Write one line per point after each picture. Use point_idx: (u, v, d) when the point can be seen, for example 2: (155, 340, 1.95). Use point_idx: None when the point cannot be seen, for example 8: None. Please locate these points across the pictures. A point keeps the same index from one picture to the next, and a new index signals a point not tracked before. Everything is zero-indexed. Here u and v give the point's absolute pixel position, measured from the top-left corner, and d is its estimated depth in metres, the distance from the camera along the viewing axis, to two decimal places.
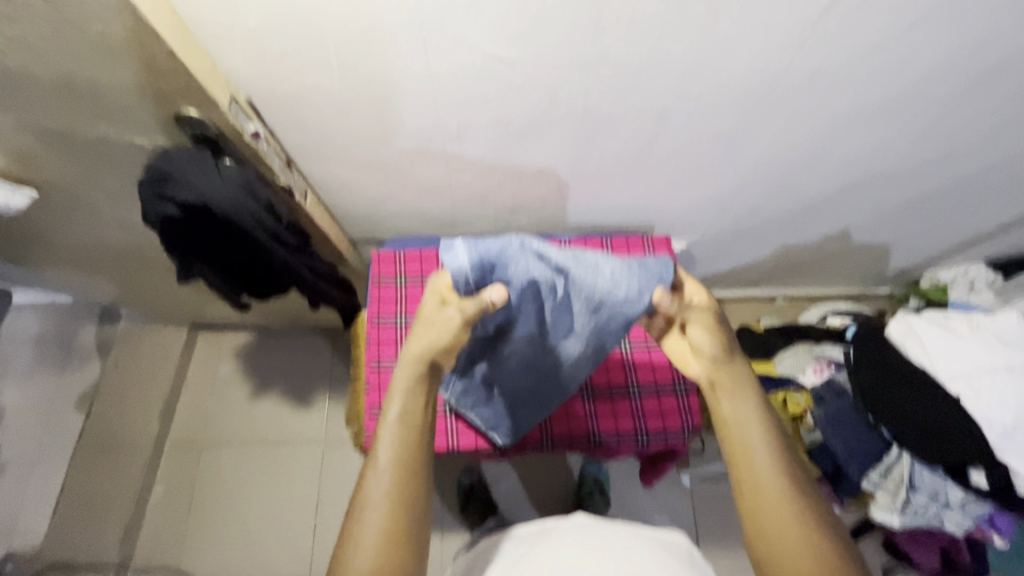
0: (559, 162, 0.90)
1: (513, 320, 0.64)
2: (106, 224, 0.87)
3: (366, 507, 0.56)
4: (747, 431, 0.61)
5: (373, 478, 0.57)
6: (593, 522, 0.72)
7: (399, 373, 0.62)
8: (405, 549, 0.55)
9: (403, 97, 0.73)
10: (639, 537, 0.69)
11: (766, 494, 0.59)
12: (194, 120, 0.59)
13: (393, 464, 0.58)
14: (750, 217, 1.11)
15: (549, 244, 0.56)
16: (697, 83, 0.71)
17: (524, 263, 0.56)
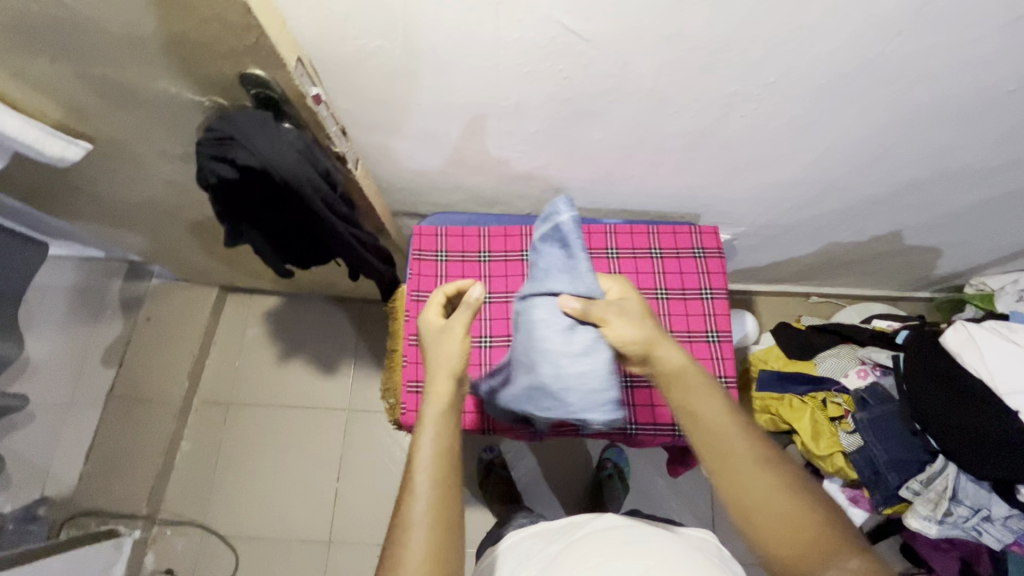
0: (615, 143, 0.86)
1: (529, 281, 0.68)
2: (154, 181, 0.86)
3: (412, 493, 0.57)
4: (708, 414, 0.61)
5: (411, 504, 0.56)
6: (626, 522, 0.72)
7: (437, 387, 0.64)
8: (450, 549, 0.55)
9: (465, 66, 0.70)
10: (671, 539, 0.67)
11: (744, 471, 0.58)
12: (259, 81, 0.57)
13: (432, 458, 0.59)
14: (803, 211, 1.07)
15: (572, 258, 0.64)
16: (776, 68, 0.67)
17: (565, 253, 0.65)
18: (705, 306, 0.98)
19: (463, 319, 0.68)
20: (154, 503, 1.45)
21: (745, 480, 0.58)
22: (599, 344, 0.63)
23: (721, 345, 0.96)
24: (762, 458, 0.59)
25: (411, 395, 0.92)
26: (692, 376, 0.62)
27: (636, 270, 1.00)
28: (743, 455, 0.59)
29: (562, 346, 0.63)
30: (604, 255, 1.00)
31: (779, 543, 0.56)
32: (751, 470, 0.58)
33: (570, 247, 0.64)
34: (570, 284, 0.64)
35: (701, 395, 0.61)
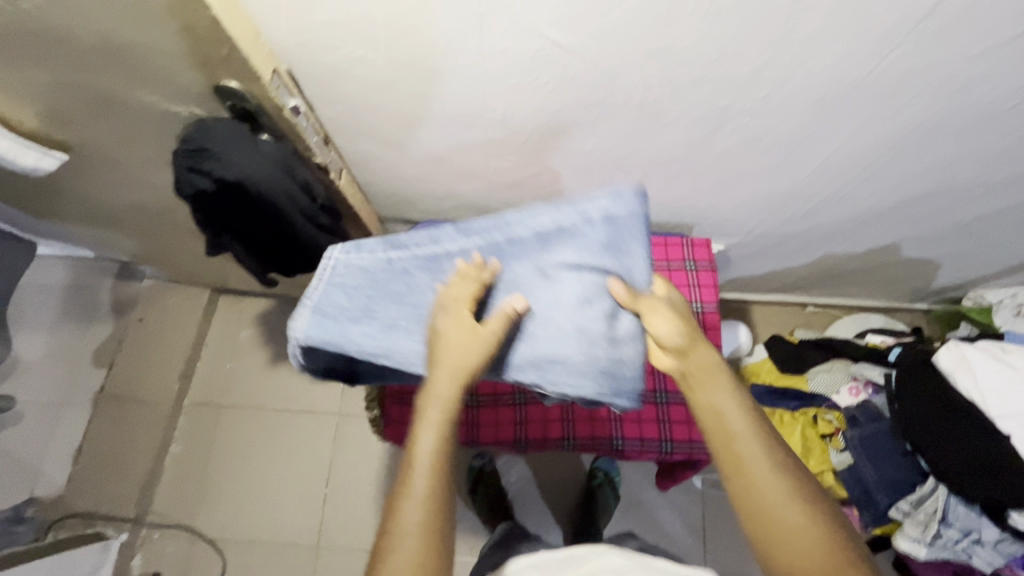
0: (604, 154, 0.85)
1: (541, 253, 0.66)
2: (140, 187, 0.85)
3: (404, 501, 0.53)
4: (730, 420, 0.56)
5: (406, 510, 0.52)
6: (618, 560, 0.65)
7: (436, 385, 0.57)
8: (444, 562, 0.51)
9: (450, 75, 0.68)
10: (619, 572, 0.63)
11: (774, 495, 0.51)
12: (232, 92, 0.55)
13: (429, 465, 0.54)
14: (798, 223, 1.05)
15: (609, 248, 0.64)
16: (767, 82, 0.66)
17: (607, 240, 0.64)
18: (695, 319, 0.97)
19: (501, 326, 0.61)
20: (142, 506, 1.44)
21: (769, 500, 0.52)
22: (636, 335, 0.63)
23: None
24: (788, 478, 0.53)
25: (396, 406, 0.94)
26: (717, 379, 0.57)
27: None
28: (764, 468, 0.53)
29: (603, 331, 0.62)
30: None
31: (799, 573, 0.50)
32: (775, 487, 0.51)
33: (624, 236, 0.64)
34: (620, 270, 0.63)
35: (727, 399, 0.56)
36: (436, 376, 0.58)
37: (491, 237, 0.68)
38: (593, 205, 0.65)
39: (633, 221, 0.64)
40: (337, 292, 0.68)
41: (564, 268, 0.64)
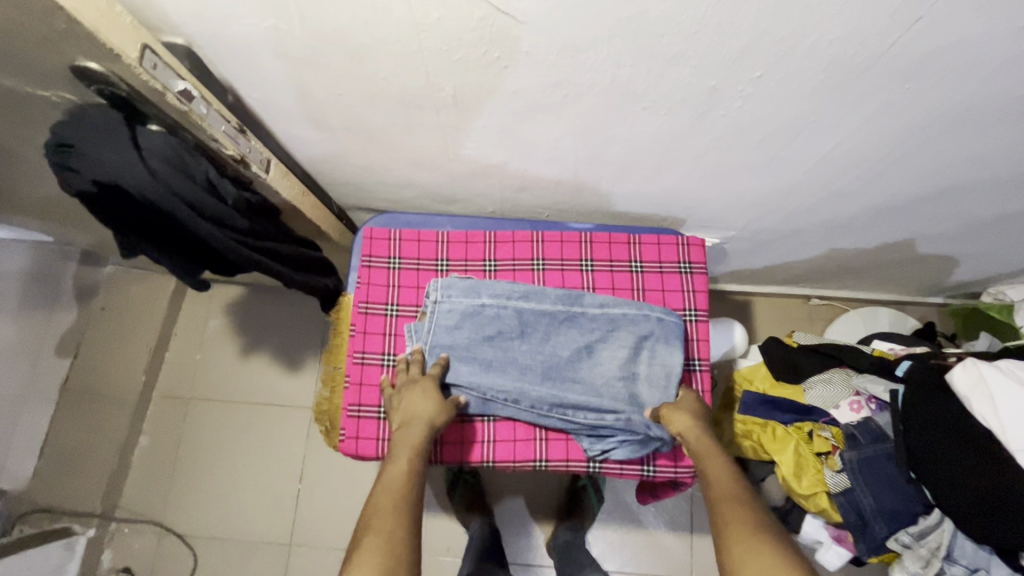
0: (576, 142, 0.74)
1: (579, 327, 0.82)
2: (50, 179, 0.76)
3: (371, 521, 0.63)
4: (731, 493, 0.68)
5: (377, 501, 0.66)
6: None
7: (410, 433, 0.72)
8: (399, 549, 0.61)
9: (382, 51, 0.57)
10: None
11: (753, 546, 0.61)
12: (94, 74, 0.45)
13: (395, 489, 0.67)
14: (800, 217, 0.94)
15: (639, 337, 0.82)
16: (763, 60, 0.55)
17: (648, 329, 0.82)
18: (687, 329, 0.87)
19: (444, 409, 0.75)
20: (109, 501, 1.40)
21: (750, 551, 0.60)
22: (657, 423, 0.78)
23: (700, 376, 0.86)
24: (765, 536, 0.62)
25: (353, 419, 0.83)
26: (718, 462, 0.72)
27: (612, 285, 0.88)
28: (751, 538, 0.62)
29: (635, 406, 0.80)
30: (576, 267, 0.89)
31: None
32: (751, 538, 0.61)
33: (670, 333, 0.83)
34: (662, 361, 0.82)
35: (722, 467, 0.72)
36: (408, 429, 0.72)
37: (539, 302, 0.82)
38: (653, 309, 0.84)
39: (666, 316, 0.84)
40: (443, 329, 0.80)
41: (620, 349, 0.82)
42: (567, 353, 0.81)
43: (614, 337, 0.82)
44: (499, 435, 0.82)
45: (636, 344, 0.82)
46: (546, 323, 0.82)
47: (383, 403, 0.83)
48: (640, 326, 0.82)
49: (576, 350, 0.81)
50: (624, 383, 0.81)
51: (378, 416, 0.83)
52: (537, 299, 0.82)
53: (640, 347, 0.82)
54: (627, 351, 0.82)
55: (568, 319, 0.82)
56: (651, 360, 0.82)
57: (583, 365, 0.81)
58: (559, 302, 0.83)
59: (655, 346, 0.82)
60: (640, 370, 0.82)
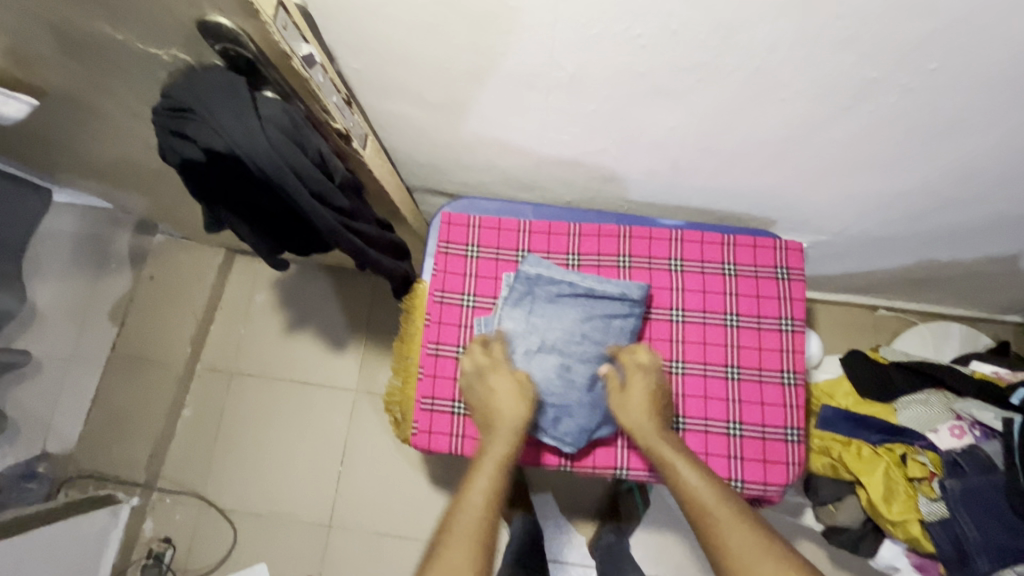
0: (689, 132, 0.68)
1: (614, 331, 0.77)
2: (127, 141, 0.72)
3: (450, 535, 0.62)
4: (706, 501, 0.67)
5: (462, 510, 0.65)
6: None
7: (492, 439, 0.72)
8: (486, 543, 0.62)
9: (510, 19, 0.52)
10: None
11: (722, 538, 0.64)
12: (222, 31, 0.41)
13: (479, 499, 0.66)
14: (908, 224, 0.87)
15: (614, 312, 0.77)
16: (943, 48, 0.49)
17: (613, 299, 0.77)
18: (782, 339, 0.81)
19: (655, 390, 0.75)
20: (152, 472, 1.39)
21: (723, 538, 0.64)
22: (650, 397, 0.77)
23: (794, 390, 0.80)
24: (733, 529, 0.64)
25: (425, 413, 0.79)
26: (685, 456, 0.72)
27: (703, 288, 0.83)
28: (741, 541, 0.62)
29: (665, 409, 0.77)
30: (665, 267, 0.83)
31: None
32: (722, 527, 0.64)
33: (616, 296, 0.77)
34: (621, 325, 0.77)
35: (686, 468, 0.70)
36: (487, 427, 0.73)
37: (571, 306, 0.77)
38: (627, 286, 0.77)
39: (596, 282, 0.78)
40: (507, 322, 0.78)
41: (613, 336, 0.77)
42: (570, 351, 0.76)
43: (614, 328, 0.77)
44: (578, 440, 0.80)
45: (613, 319, 0.77)
46: (600, 330, 0.77)
47: (457, 397, 0.79)
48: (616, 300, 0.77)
49: (575, 349, 0.76)
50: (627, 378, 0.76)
51: (451, 410, 0.79)
52: (589, 303, 0.77)
53: (613, 320, 0.77)
54: (613, 330, 0.77)
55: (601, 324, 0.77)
56: (618, 327, 0.77)
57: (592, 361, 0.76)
58: (565, 294, 0.77)
59: (621, 313, 0.77)
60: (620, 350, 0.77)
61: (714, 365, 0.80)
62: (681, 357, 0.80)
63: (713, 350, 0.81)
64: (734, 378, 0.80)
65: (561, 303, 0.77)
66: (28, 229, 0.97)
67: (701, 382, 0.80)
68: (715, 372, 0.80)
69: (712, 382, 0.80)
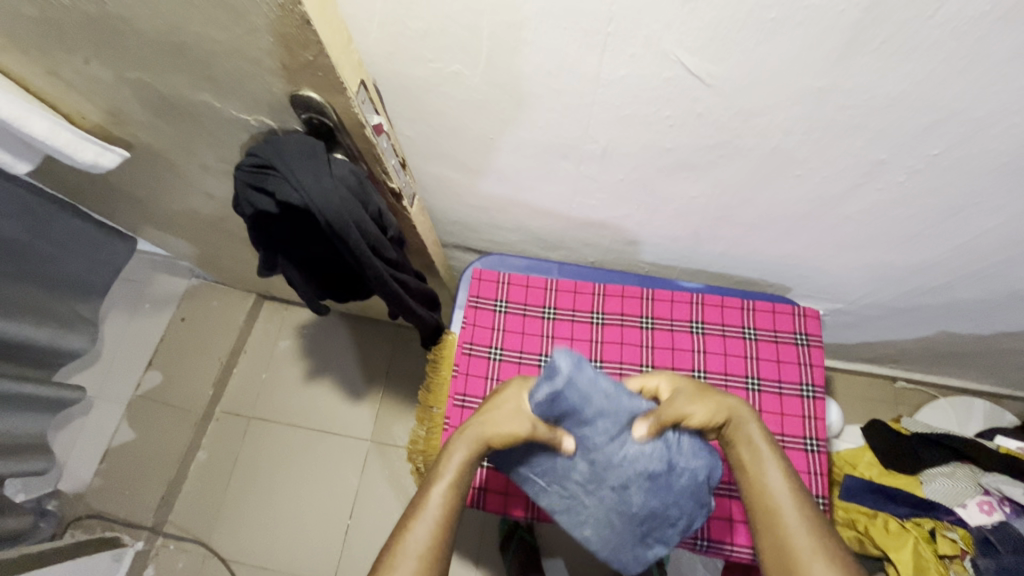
0: (710, 202, 0.73)
1: (600, 418, 0.55)
2: (194, 193, 0.79)
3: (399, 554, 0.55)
4: (779, 500, 0.57)
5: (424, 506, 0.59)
6: None
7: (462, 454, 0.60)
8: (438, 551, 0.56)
9: (553, 100, 0.59)
10: None
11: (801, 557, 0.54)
12: (312, 104, 0.48)
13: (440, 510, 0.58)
14: (922, 296, 0.90)
15: (583, 405, 0.54)
16: (947, 137, 0.54)
17: (574, 395, 0.54)
18: (803, 404, 0.82)
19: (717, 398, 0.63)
20: (160, 515, 1.37)
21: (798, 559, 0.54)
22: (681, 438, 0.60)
23: (818, 457, 0.80)
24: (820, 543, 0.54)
25: None
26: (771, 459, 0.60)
27: (724, 351, 0.85)
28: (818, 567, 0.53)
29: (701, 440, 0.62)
30: (687, 328, 0.86)
31: None
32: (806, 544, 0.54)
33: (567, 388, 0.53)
34: (601, 410, 0.55)
35: (771, 468, 0.60)
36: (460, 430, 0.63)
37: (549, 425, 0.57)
38: (561, 374, 0.53)
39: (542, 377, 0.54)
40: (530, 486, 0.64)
41: (608, 428, 0.56)
42: (589, 469, 0.58)
43: (598, 419, 0.55)
44: None
45: (589, 413, 0.55)
46: (592, 434, 0.56)
47: None
48: (576, 397, 0.54)
49: (596, 464, 0.57)
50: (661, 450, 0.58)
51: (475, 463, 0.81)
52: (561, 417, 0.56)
53: (589, 414, 0.55)
54: (601, 421, 0.56)
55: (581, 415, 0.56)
56: (600, 412, 0.55)
57: (620, 463, 0.57)
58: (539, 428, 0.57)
59: (589, 402, 0.54)
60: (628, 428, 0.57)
61: None
62: None
63: None
64: None
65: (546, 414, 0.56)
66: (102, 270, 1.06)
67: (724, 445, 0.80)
68: None
69: None
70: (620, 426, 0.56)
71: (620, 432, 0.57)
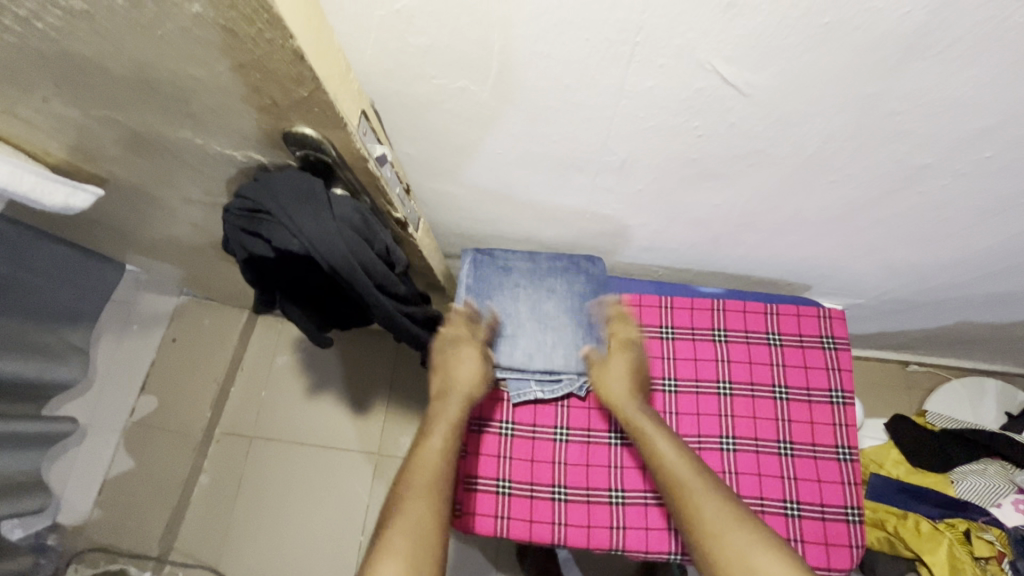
0: (735, 209, 0.68)
1: (504, 262, 0.83)
2: (180, 223, 0.73)
3: (407, 500, 0.62)
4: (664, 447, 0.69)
5: (425, 458, 0.67)
6: None
7: (447, 403, 0.72)
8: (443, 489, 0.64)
9: (569, 114, 0.54)
10: None
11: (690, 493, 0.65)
12: (308, 141, 0.43)
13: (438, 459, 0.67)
14: (948, 289, 0.87)
15: (491, 259, 0.83)
16: (1002, 141, 0.50)
17: (485, 256, 0.83)
18: (832, 411, 0.79)
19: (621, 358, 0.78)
20: (166, 543, 1.33)
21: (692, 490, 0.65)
22: (572, 272, 0.82)
23: (850, 465, 0.78)
24: (700, 474, 0.66)
25: (469, 495, 0.76)
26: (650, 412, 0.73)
27: (749, 359, 0.81)
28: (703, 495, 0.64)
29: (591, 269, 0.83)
30: (709, 337, 0.82)
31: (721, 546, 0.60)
32: (690, 477, 0.66)
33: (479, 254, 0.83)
34: (503, 259, 0.83)
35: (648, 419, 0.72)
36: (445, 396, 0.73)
37: (477, 288, 0.81)
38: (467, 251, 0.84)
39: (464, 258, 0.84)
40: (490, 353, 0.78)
41: (509, 271, 0.82)
42: (524, 298, 0.81)
43: (501, 263, 0.83)
44: (629, 521, 0.75)
45: (493, 264, 0.82)
46: (504, 276, 0.82)
47: (502, 477, 0.76)
48: (486, 257, 0.83)
49: (518, 290, 0.81)
50: (553, 278, 0.82)
51: (495, 491, 0.76)
52: (481, 276, 0.81)
53: (494, 266, 0.82)
54: (504, 265, 0.82)
55: (491, 262, 0.82)
56: (502, 259, 0.83)
57: (541, 272, 0.82)
58: (473, 288, 0.81)
59: (493, 256, 0.83)
60: (526, 265, 0.83)
61: (766, 440, 0.78)
62: (731, 432, 0.78)
63: (764, 425, 0.79)
64: (788, 455, 0.77)
65: (483, 275, 0.82)
66: (99, 300, 1.00)
67: (753, 458, 0.77)
68: (768, 448, 0.78)
69: (766, 459, 0.77)
70: (520, 259, 0.83)
71: (523, 270, 0.82)
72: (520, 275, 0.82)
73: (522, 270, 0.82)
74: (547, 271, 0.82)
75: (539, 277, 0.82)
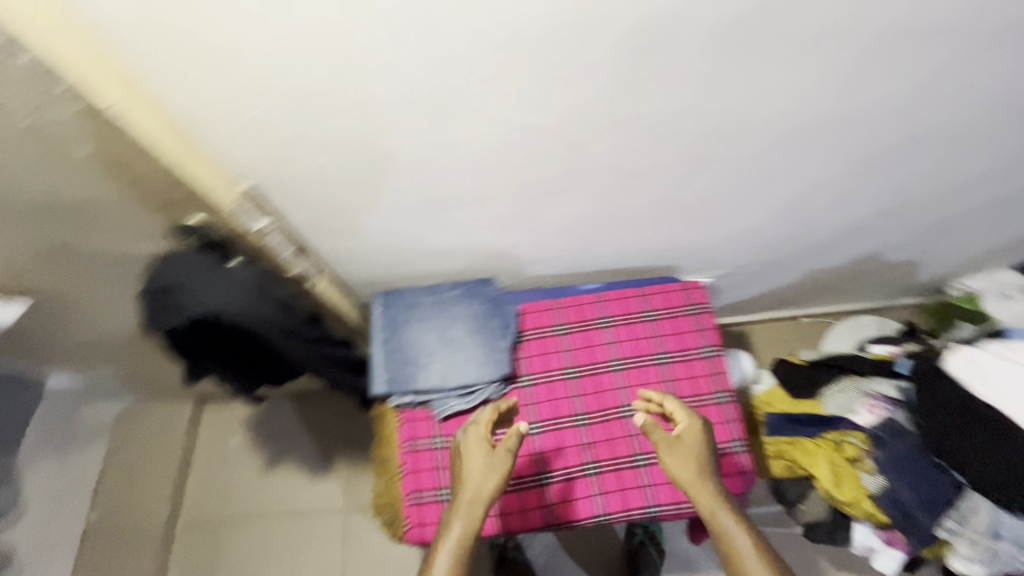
0: (582, 215, 0.84)
1: (412, 298, 0.94)
2: (111, 319, 0.81)
3: None
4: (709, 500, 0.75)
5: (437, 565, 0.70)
6: None
7: (461, 507, 0.75)
8: None
9: (417, 166, 0.68)
10: None
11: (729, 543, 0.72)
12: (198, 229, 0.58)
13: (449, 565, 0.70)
14: (782, 247, 1.05)
15: (400, 298, 0.95)
16: (732, 128, 0.67)
17: (393, 296, 0.95)
18: (707, 364, 0.94)
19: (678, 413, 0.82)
20: None
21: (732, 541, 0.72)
22: (470, 294, 0.95)
23: (729, 406, 0.93)
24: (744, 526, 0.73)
25: (414, 508, 0.87)
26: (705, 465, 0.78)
27: (632, 336, 0.96)
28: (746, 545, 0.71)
29: (488, 289, 0.96)
30: (597, 325, 0.96)
31: None
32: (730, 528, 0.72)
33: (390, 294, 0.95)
34: (410, 295, 0.95)
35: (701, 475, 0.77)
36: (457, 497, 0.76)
37: (389, 324, 0.92)
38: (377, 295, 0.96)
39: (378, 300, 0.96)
40: (408, 378, 0.89)
41: (416, 304, 0.94)
42: (432, 325, 0.92)
43: (409, 299, 0.94)
44: (557, 497, 0.88)
45: (402, 301, 0.94)
46: (411, 310, 0.93)
47: (441, 486, 0.87)
48: (396, 296, 0.95)
49: (424, 319, 0.92)
50: (455, 302, 0.94)
51: (438, 499, 0.87)
52: (392, 313, 0.93)
53: (403, 302, 0.94)
54: (412, 299, 0.94)
55: (399, 300, 0.94)
56: (409, 296, 0.95)
57: (443, 300, 0.94)
58: (386, 325, 0.92)
59: (402, 295, 0.95)
60: (430, 296, 0.95)
61: None
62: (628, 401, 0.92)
63: (654, 388, 0.92)
64: None
65: (394, 317, 0.93)
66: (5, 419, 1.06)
67: None
68: None
69: None
70: (426, 292, 0.95)
71: (429, 300, 0.94)
72: (426, 306, 0.94)
73: (428, 301, 0.94)
74: (447, 298, 0.94)
75: (442, 303, 0.94)
